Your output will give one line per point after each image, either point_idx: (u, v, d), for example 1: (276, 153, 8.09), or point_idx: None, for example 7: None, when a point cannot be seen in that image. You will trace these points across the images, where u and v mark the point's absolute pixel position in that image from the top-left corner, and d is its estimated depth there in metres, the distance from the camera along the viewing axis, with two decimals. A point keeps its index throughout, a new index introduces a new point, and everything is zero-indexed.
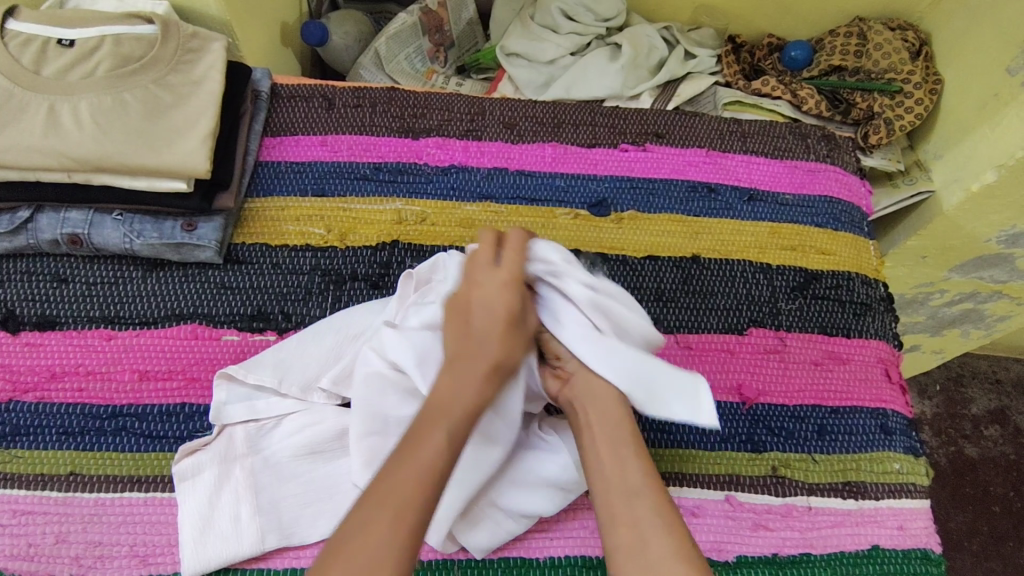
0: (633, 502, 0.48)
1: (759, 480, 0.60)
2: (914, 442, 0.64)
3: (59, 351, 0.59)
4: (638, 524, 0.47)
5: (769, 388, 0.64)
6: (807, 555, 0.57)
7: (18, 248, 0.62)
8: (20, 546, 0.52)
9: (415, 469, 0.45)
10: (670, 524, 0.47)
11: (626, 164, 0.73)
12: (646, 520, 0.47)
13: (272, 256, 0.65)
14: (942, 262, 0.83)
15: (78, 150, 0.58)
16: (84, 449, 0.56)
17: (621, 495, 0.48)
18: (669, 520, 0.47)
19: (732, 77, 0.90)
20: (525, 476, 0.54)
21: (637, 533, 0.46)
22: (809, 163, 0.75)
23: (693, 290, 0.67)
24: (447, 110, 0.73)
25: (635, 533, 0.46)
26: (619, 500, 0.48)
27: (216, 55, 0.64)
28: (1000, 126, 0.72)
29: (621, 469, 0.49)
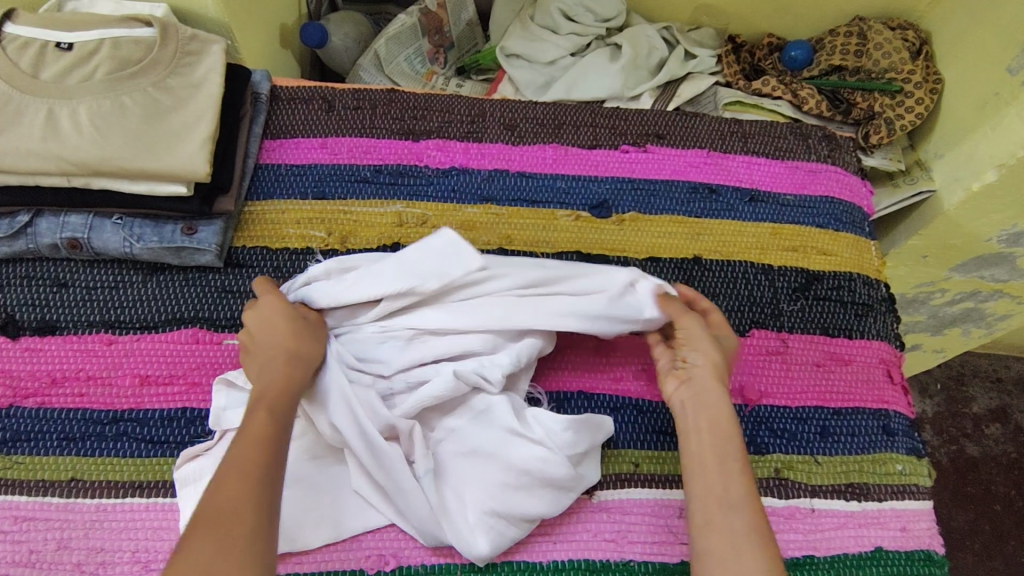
0: (729, 512, 0.48)
1: (762, 482, 0.60)
2: (917, 443, 0.64)
3: (59, 356, 0.59)
4: (731, 532, 0.47)
5: (771, 390, 0.63)
6: (811, 557, 0.57)
7: (18, 253, 0.62)
8: (22, 553, 0.52)
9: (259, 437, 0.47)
10: (760, 528, 0.47)
11: (627, 165, 0.73)
12: (737, 528, 0.47)
13: (274, 259, 0.64)
14: (943, 261, 0.83)
15: (77, 154, 0.58)
16: (85, 454, 0.56)
17: (721, 507, 0.48)
18: (761, 528, 0.47)
19: (732, 77, 0.90)
20: (521, 479, 0.53)
21: (728, 540, 0.47)
22: (810, 163, 0.75)
23: (695, 291, 0.67)
24: (447, 111, 0.73)
25: (724, 535, 0.47)
26: (712, 506, 0.49)
27: (215, 58, 0.64)
28: (1001, 125, 0.72)
29: (722, 481, 0.49)
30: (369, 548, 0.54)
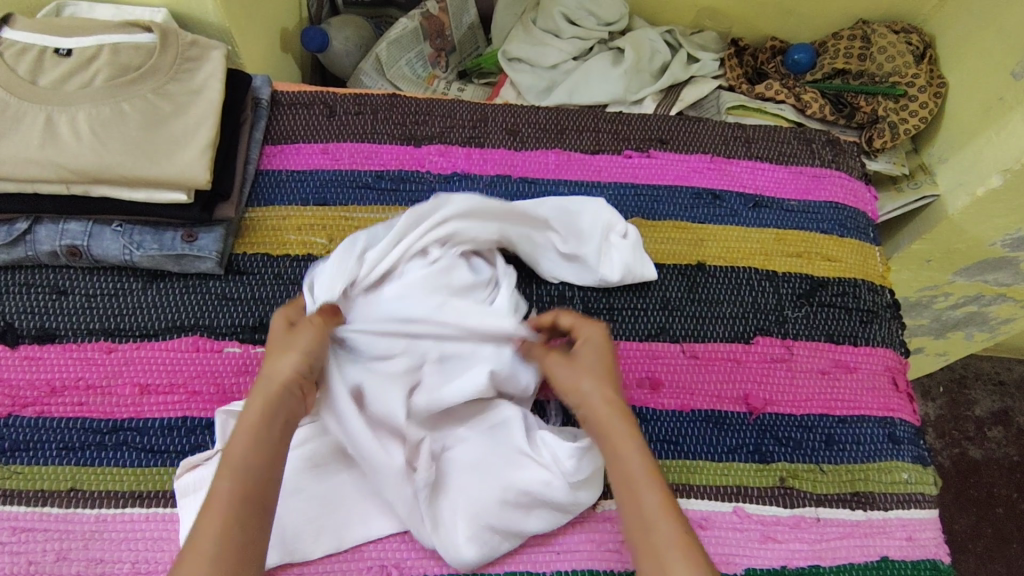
0: (650, 529, 0.44)
1: (767, 491, 0.59)
2: (922, 451, 0.64)
3: (58, 365, 0.59)
4: (657, 554, 0.43)
5: (776, 398, 0.63)
6: (816, 566, 0.57)
7: (16, 260, 0.61)
8: (20, 564, 0.52)
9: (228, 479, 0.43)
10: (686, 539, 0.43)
11: (630, 171, 0.72)
12: (664, 549, 0.43)
13: (274, 266, 0.64)
14: (946, 265, 0.82)
15: (76, 161, 0.57)
16: (85, 464, 0.55)
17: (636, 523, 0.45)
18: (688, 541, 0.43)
19: (735, 81, 0.89)
20: (519, 498, 0.53)
21: (654, 560, 0.43)
22: (813, 168, 0.75)
23: (699, 298, 0.67)
24: (449, 116, 0.73)
25: (653, 559, 0.43)
26: (637, 533, 0.45)
27: (216, 64, 0.64)
28: (1005, 130, 0.71)
29: (639, 503, 0.45)
30: (372, 559, 0.54)
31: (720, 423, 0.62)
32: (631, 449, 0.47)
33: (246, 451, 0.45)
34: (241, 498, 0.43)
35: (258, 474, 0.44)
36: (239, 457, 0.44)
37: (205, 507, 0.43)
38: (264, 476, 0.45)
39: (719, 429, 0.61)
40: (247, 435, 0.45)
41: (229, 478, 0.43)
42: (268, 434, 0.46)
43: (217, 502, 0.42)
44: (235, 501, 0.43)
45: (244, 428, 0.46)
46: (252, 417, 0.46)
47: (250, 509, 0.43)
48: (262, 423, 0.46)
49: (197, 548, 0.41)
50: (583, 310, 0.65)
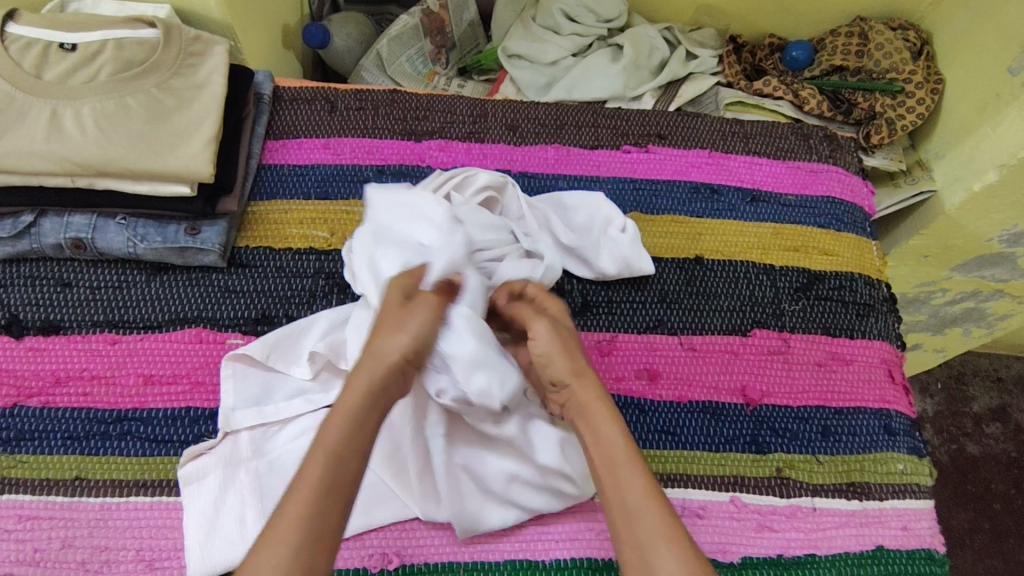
0: (633, 520, 0.46)
1: (763, 481, 0.60)
2: (918, 443, 0.64)
3: (63, 356, 0.59)
4: (640, 543, 0.45)
5: (773, 390, 0.64)
6: (813, 556, 0.57)
7: (21, 253, 0.62)
8: (26, 552, 0.52)
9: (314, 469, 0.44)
10: (670, 526, 0.45)
11: (629, 166, 0.73)
12: (646, 537, 0.45)
13: (276, 259, 0.65)
14: (943, 260, 0.83)
15: (81, 155, 0.58)
16: (89, 453, 0.56)
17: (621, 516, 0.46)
18: (671, 528, 0.45)
19: (733, 78, 0.90)
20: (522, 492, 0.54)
21: (637, 550, 0.45)
22: (811, 163, 0.75)
23: (697, 291, 0.67)
24: (449, 112, 0.73)
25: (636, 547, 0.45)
26: (621, 524, 0.46)
27: (218, 59, 0.64)
28: (1002, 125, 0.72)
29: (625, 495, 0.47)
30: (373, 547, 0.54)
31: (717, 414, 0.62)
32: (619, 445, 0.49)
33: (337, 439, 0.45)
34: (325, 487, 0.43)
35: (343, 463, 0.45)
36: (328, 445, 0.45)
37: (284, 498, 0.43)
38: (351, 469, 0.45)
39: (717, 420, 0.62)
40: (339, 424, 0.46)
41: (316, 466, 0.44)
42: (361, 423, 0.47)
43: (301, 489, 0.43)
44: (318, 490, 0.43)
45: (337, 414, 0.47)
46: (346, 404, 0.47)
47: (333, 500, 0.43)
48: (356, 411, 0.47)
49: (274, 533, 0.42)
50: (583, 302, 0.66)
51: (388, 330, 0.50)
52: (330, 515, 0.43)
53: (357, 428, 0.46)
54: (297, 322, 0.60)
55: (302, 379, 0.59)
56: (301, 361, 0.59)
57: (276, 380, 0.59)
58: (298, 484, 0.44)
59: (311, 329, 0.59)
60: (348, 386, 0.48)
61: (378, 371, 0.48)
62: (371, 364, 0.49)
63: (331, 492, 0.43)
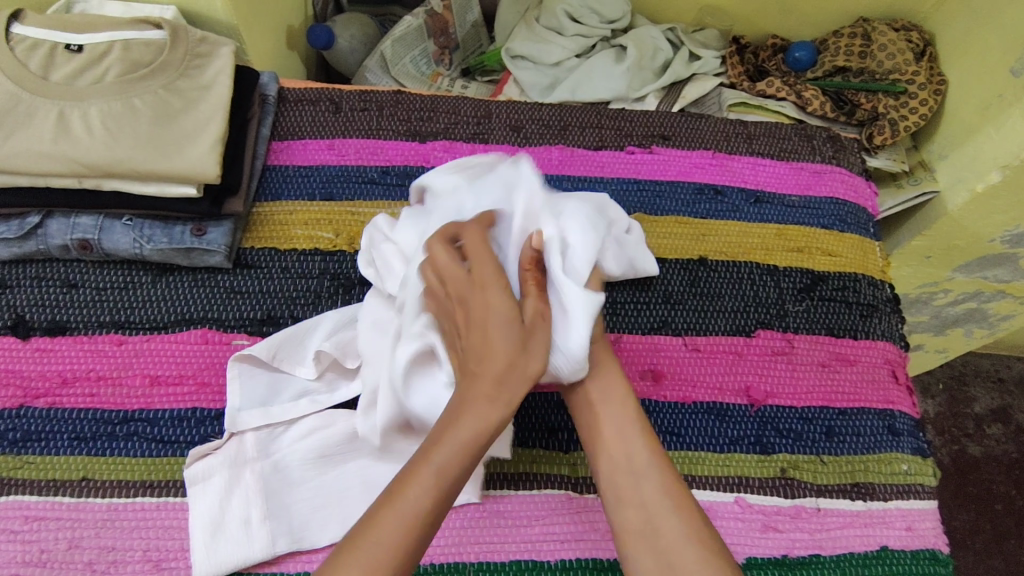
0: (640, 482, 0.46)
1: (768, 482, 0.60)
2: (922, 443, 0.64)
3: (70, 357, 0.60)
4: (647, 506, 0.45)
5: (777, 390, 0.64)
6: (817, 556, 0.57)
7: (28, 254, 0.62)
8: (32, 552, 0.52)
9: (422, 490, 0.41)
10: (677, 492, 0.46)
11: (633, 167, 0.73)
12: (654, 502, 0.45)
13: (281, 260, 0.65)
14: (946, 261, 0.83)
15: (87, 155, 0.58)
16: (96, 454, 0.56)
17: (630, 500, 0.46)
18: (679, 496, 0.46)
19: (736, 79, 0.90)
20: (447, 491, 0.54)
21: (643, 514, 0.45)
22: (814, 164, 0.75)
23: (700, 292, 0.67)
24: (453, 113, 0.74)
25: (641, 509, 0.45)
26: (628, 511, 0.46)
27: (224, 60, 0.65)
28: (1004, 127, 0.72)
29: (629, 463, 0.47)
30: None
31: (722, 415, 0.62)
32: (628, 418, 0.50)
33: (450, 463, 0.42)
34: (428, 514, 0.41)
35: (449, 495, 0.42)
36: (442, 466, 0.42)
37: (379, 506, 0.41)
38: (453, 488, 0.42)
39: (722, 421, 0.62)
40: (458, 447, 0.43)
41: (424, 487, 0.41)
42: (473, 451, 0.43)
43: (404, 505, 0.40)
44: (422, 516, 0.40)
45: (454, 431, 0.44)
46: (468, 425, 0.44)
47: (429, 531, 0.41)
48: (476, 437, 0.44)
49: (367, 539, 0.39)
50: None
51: (501, 337, 0.47)
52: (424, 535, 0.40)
53: (469, 456, 0.43)
54: (303, 322, 0.60)
55: (307, 378, 0.59)
56: (306, 361, 0.59)
57: (281, 379, 0.59)
58: (402, 497, 0.41)
59: (315, 329, 0.60)
60: (468, 401, 0.45)
61: (500, 390, 0.45)
62: (499, 385, 0.45)
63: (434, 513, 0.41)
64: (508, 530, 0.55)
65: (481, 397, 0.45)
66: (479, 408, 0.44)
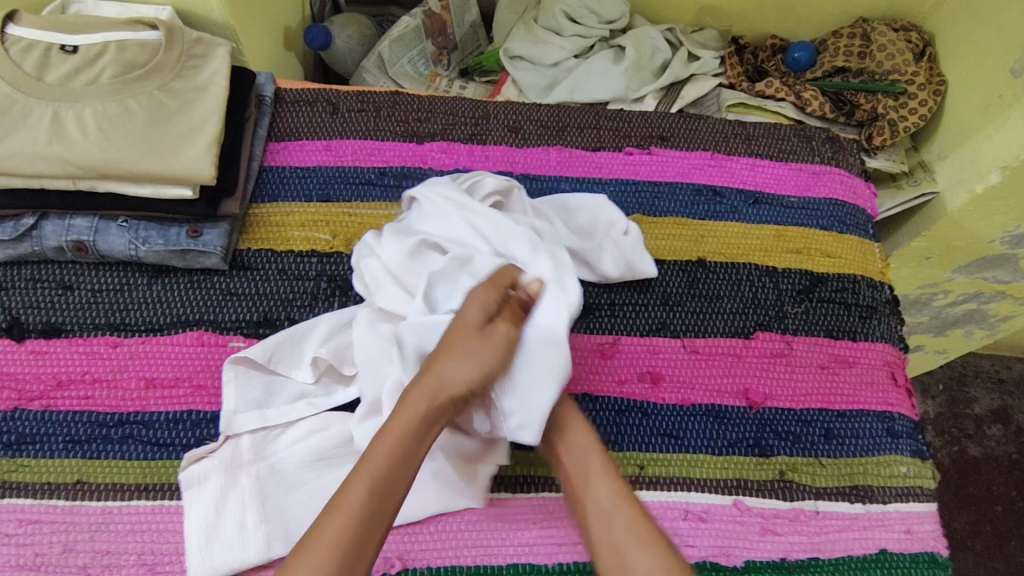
0: (596, 484, 0.50)
1: (767, 484, 0.60)
2: (921, 445, 0.64)
3: (65, 359, 0.59)
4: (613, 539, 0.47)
5: (775, 392, 0.63)
6: (816, 559, 0.57)
7: (23, 256, 0.62)
8: (26, 556, 0.52)
9: (359, 491, 0.44)
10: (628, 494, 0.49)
11: (631, 167, 0.73)
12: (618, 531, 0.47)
13: (278, 262, 0.65)
14: (945, 262, 0.83)
15: (82, 157, 0.58)
16: (91, 457, 0.56)
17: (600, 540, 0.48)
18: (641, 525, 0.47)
19: (735, 79, 0.89)
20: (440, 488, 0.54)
21: (599, 514, 0.48)
22: (813, 165, 0.75)
23: (699, 294, 0.67)
24: (451, 113, 0.73)
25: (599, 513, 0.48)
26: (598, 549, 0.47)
27: (220, 61, 0.64)
28: (1004, 127, 0.72)
29: (586, 470, 0.50)
30: None
31: (720, 417, 0.62)
32: (582, 426, 0.53)
33: (384, 463, 0.45)
34: (366, 512, 0.44)
35: (387, 491, 0.45)
36: (375, 466, 0.45)
37: (326, 510, 0.44)
38: (393, 494, 0.45)
39: (720, 423, 0.62)
40: (390, 447, 0.46)
41: (363, 486, 0.44)
42: (406, 453, 0.46)
43: (344, 508, 0.43)
44: (359, 514, 0.43)
45: (385, 435, 0.47)
46: (398, 427, 0.47)
47: (371, 527, 0.44)
48: (407, 437, 0.47)
49: (314, 547, 0.42)
50: (586, 305, 0.65)
51: (455, 355, 0.49)
52: (364, 538, 0.43)
53: (402, 455, 0.46)
54: (299, 325, 0.60)
55: (304, 381, 0.59)
56: (302, 364, 0.58)
57: (278, 382, 0.59)
58: (342, 501, 0.44)
59: (312, 332, 0.59)
60: (400, 407, 0.47)
61: (437, 400, 0.48)
62: (431, 391, 0.48)
63: (371, 515, 0.44)
64: (505, 533, 0.55)
65: (414, 402, 0.47)
66: (416, 411, 0.47)
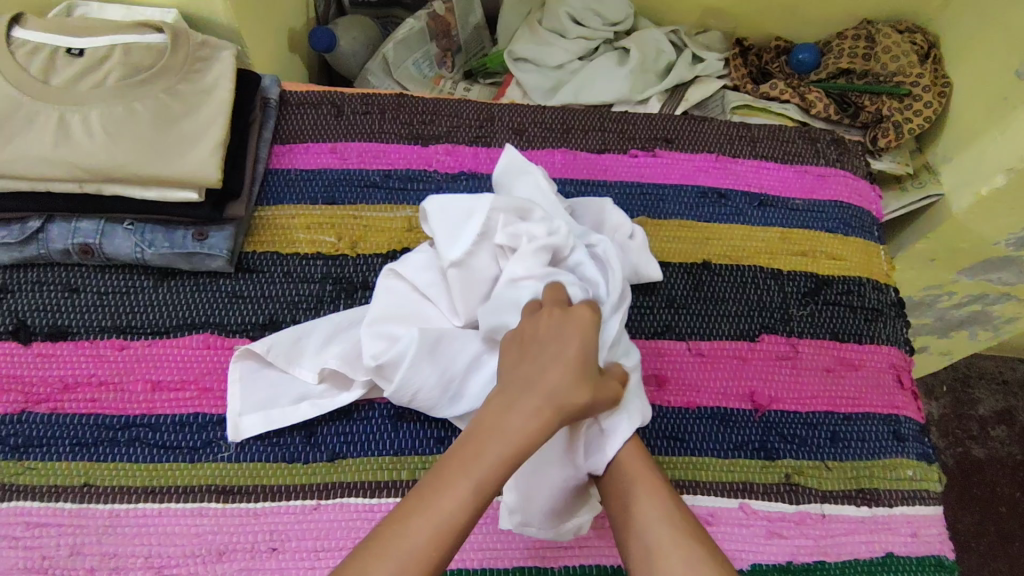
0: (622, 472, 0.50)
1: (773, 488, 0.60)
2: (927, 448, 0.64)
3: (71, 361, 0.59)
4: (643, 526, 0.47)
5: (782, 395, 0.63)
6: (821, 562, 0.57)
7: (28, 258, 0.62)
8: (34, 558, 0.52)
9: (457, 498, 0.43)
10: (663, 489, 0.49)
11: (636, 170, 0.73)
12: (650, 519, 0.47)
13: (284, 264, 0.65)
14: (951, 264, 0.82)
15: (90, 160, 0.58)
16: (97, 460, 0.56)
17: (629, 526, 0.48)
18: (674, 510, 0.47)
19: (740, 80, 0.89)
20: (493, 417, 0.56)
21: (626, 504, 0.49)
22: (819, 167, 0.75)
23: (705, 297, 0.67)
24: (456, 116, 0.73)
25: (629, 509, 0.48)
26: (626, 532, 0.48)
27: (226, 64, 0.64)
28: (1009, 130, 0.72)
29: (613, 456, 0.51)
30: None
31: (726, 420, 0.62)
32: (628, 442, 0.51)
33: (487, 478, 0.44)
34: (457, 526, 0.43)
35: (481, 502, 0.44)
36: (479, 478, 0.44)
37: (412, 509, 0.43)
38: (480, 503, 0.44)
39: (726, 426, 0.62)
40: (494, 469, 0.44)
41: (460, 498, 0.43)
42: (505, 476, 0.44)
43: (438, 509, 0.43)
44: (455, 521, 0.43)
45: (486, 452, 0.44)
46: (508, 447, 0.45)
47: (460, 537, 0.43)
48: (511, 461, 0.45)
49: (402, 540, 0.42)
50: None
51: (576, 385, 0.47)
52: (446, 540, 0.42)
53: (506, 474, 0.45)
54: (302, 324, 0.60)
55: (308, 382, 0.59)
56: (303, 363, 0.59)
57: (281, 381, 0.59)
58: (435, 504, 0.43)
59: (312, 331, 0.60)
60: (509, 425, 0.45)
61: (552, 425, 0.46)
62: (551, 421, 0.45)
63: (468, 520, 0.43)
64: (509, 536, 0.55)
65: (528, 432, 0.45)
66: (527, 426, 0.45)
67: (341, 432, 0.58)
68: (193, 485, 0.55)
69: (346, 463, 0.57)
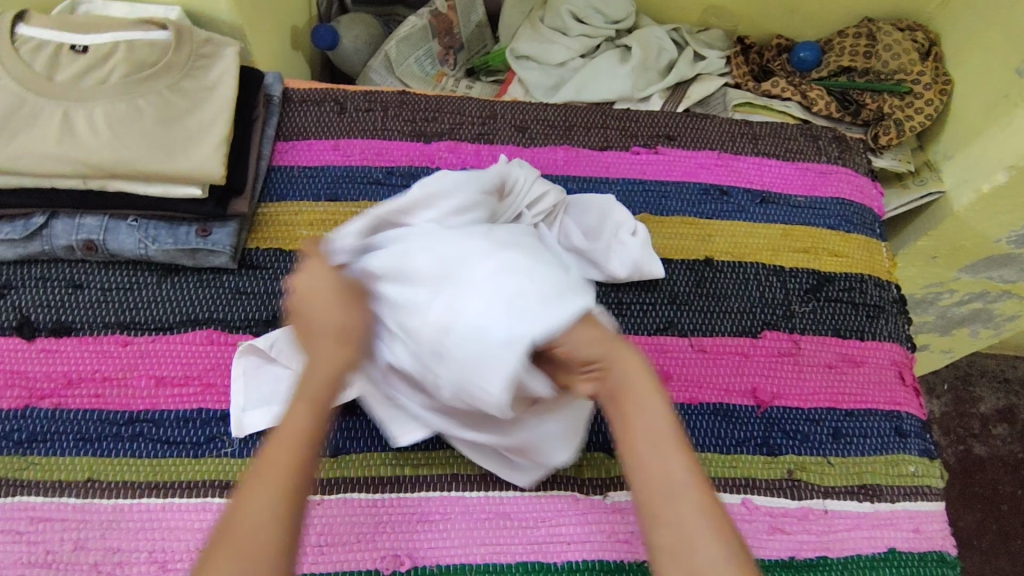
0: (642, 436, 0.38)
1: (775, 483, 0.60)
2: (929, 445, 0.64)
3: (75, 357, 0.60)
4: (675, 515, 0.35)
5: (784, 391, 0.63)
6: (824, 558, 0.57)
7: (32, 254, 0.62)
8: (38, 553, 0.52)
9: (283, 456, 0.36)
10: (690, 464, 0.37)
11: (638, 167, 0.73)
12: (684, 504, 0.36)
13: (287, 260, 0.65)
14: (952, 261, 0.83)
15: (94, 157, 0.58)
16: (102, 455, 0.56)
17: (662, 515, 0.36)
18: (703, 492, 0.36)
19: (741, 79, 0.89)
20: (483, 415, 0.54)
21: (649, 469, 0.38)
22: (820, 164, 0.75)
23: (707, 293, 0.67)
24: (458, 113, 0.73)
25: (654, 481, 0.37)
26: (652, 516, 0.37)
27: (229, 60, 0.64)
28: (1010, 127, 0.72)
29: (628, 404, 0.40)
30: (384, 548, 0.54)
31: (728, 415, 0.62)
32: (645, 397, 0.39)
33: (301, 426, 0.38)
34: (294, 480, 0.36)
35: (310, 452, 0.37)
36: (295, 431, 0.37)
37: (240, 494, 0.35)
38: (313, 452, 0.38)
39: (728, 422, 0.62)
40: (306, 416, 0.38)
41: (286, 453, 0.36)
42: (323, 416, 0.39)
43: (270, 477, 0.35)
44: (285, 483, 0.35)
45: (301, 398, 0.39)
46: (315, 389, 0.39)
47: (303, 503, 0.36)
48: (322, 399, 0.39)
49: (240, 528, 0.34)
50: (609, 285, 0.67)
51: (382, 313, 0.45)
52: (290, 507, 0.35)
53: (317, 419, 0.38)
54: None
55: None
56: None
57: None
58: (263, 472, 0.36)
59: None
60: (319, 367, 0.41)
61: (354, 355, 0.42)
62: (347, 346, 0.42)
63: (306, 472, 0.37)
64: (513, 531, 0.55)
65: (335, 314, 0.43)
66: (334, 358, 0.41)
67: (344, 427, 0.58)
68: (197, 480, 0.55)
69: (349, 459, 0.57)
